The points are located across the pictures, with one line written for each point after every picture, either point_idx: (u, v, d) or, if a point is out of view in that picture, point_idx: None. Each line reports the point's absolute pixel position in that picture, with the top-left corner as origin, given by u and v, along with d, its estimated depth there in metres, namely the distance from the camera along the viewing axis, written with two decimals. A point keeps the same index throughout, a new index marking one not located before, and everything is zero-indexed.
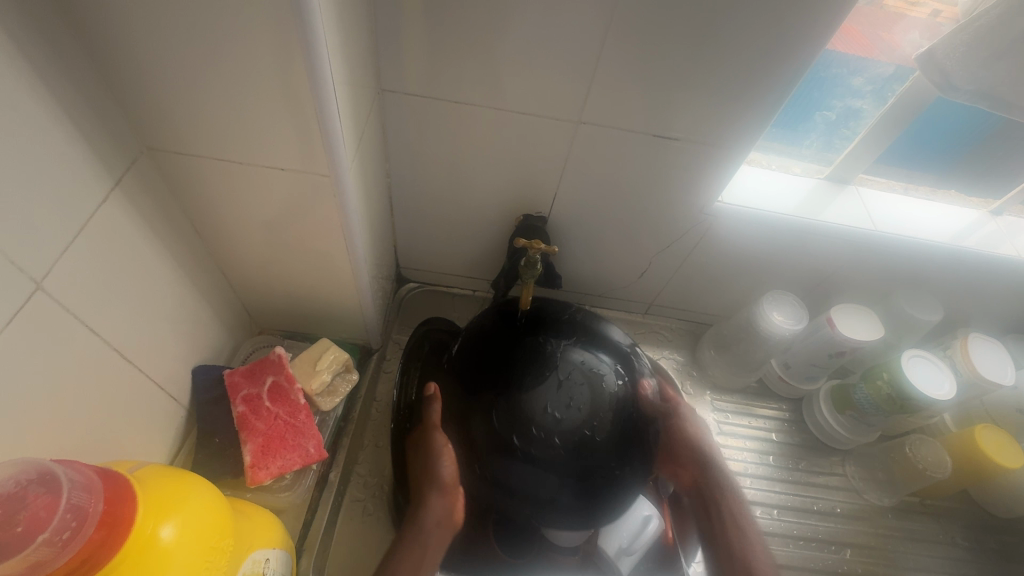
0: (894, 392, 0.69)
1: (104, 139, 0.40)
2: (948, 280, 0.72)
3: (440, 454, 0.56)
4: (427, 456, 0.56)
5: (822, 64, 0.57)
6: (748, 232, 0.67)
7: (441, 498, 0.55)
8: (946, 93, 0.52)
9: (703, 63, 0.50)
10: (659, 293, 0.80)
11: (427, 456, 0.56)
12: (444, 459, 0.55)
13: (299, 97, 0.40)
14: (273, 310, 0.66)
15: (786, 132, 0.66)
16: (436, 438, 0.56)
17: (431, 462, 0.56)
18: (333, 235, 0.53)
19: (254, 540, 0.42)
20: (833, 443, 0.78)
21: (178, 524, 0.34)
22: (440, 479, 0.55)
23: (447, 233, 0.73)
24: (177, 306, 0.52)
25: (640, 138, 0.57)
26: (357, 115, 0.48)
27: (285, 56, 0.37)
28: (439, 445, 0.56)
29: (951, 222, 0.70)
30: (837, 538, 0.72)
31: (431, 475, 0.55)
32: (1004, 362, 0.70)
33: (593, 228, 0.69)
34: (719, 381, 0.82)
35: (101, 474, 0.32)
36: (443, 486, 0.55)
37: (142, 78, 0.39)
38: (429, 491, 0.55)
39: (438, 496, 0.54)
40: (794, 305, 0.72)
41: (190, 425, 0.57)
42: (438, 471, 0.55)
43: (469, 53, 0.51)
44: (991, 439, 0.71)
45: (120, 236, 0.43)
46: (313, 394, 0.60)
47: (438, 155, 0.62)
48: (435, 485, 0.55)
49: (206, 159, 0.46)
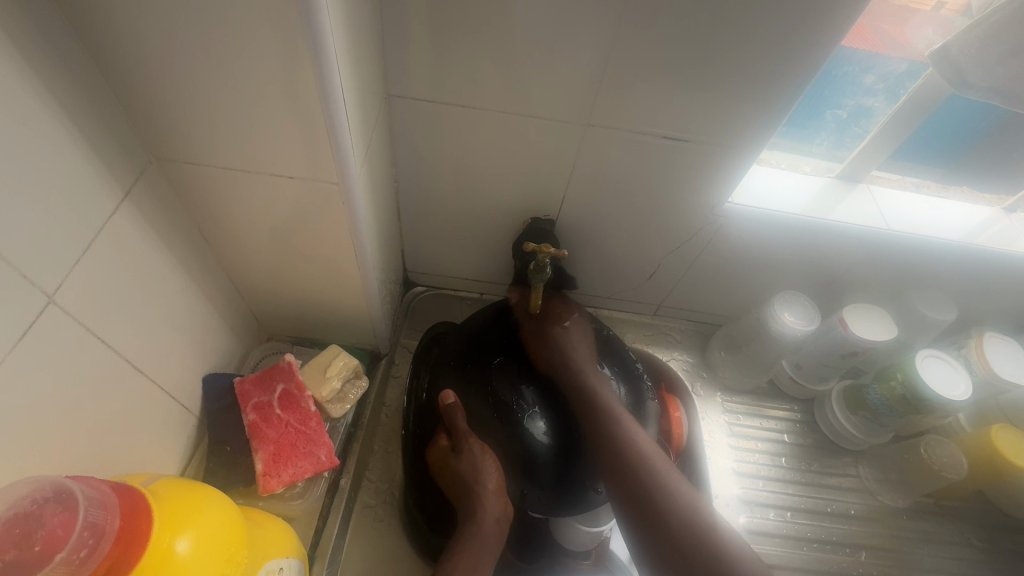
0: (908, 393, 0.68)
1: (113, 150, 0.40)
2: (962, 278, 0.71)
3: (480, 454, 0.55)
4: (470, 463, 0.55)
5: (834, 62, 0.56)
6: (761, 233, 0.67)
7: (493, 498, 0.54)
8: (959, 89, 0.51)
9: (714, 64, 0.50)
10: (667, 294, 0.79)
11: (472, 459, 0.55)
12: (486, 458, 0.55)
13: (308, 105, 0.40)
14: (283, 317, 0.66)
15: (796, 131, 0.65)
16: (472, 445, 0.55)
17: (474, 465, 0.55)
18: (343, 243, 0.53)
19: (268, 549, 0.42)
20: (845, 444, 0.78)
21: (194, 537, 0.33)
22: (487, 481, 0.54)
23: (455, 237, 0.73)
24: (187, 315, 0.52)
25: (649, 140, 0.57)
26: (366, 122, 0.48)
27: (296, 64, 0.37)
28: (477, 450, 0.55)
29: (964, 219, 0.69)
30: (853, 541, 0.72)
31: (480, 478, 0.54)
32: (1021, 361, 0.69)
33: (601, 230, 0.69)
34: (730, 382, 0.81)
35: (116, 490, 0.32)
36: (493, 487, 0.54)
37: (149, 90, 0.39)
38: (479, 494, 0.54)
39: (492, 497, 0.54)
40: (806, 305, 0.71)
41: (201, 433, 0.57)
42: (481, 475, 0.54)
43: (476, 57, 0.51)
44: (1008, 439, 0.70)
45: (130, 246, 0.43)
46: (323, 401, 0.60)
47: (446, 159, 0.62)
48: (484, 488, 0.54)
49: (216, 168, 0.46)
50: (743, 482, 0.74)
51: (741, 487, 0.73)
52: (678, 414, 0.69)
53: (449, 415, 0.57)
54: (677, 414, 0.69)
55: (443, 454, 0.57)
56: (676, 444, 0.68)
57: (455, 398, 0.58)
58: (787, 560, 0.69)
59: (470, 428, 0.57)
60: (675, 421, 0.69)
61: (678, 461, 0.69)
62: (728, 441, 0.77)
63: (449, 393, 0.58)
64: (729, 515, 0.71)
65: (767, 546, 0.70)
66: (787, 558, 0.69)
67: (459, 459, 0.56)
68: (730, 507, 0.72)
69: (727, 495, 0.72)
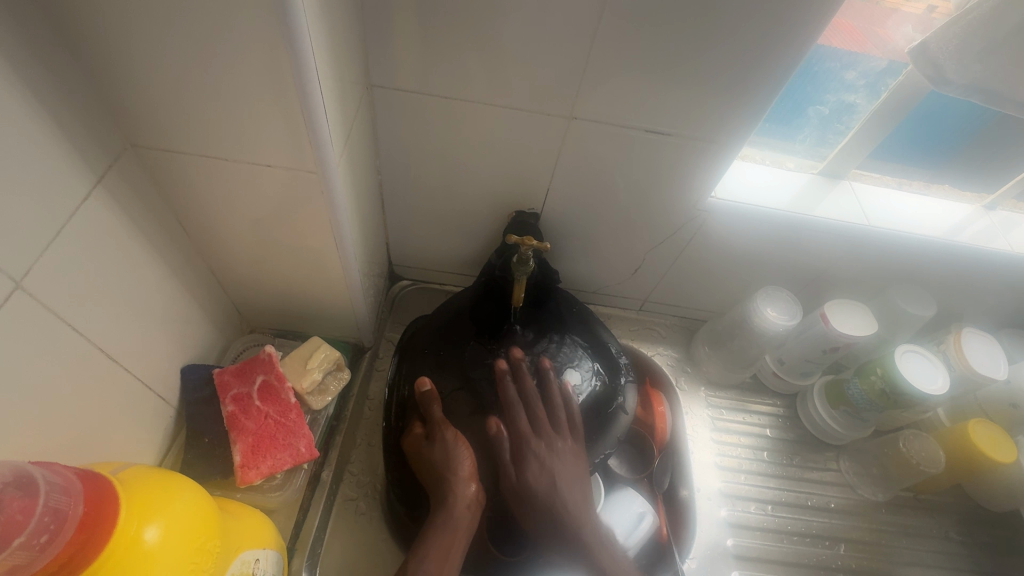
0: (888, 387, 0.69)
1: (85, 136, 0.39)
2: (942, 275, 0.72)
3: (454, 441, 0.55)
4: (443, 451, 0.55)
5: (815, 59, 0.57)
6: (744, 228, 0.67)
7: (465, 484, 0.53)
8: (940, 86, 0.52)
9: (696, 57, 0.50)
10: (653, 289, 0.80)
11: (445, 446, 0.55)
12: (459, 446, 0.55)
13: (283, 92, 0.39)
14: (265, 308, 0.66)
15: (779, 128, 0.65)
16: (446, 433, 0.55)
17: (446, 453, 0.54)
18: (323, 233, 0.53)
19: (242, 540, 0.41)
20: (827, 439, 0.78)
21: (163, 525, 0.33)
22: (459, 468, 0.53)
23: (440, 231, 0.73)
24: (165, 305, 0.52)
25: (631, 133, 0.57)
26: (345, 111, 0.47)
27: (270, 49, 0.37)
28: (451, 438, 0.55)
29: (944, 216, 0.70)
30: (832, 534, 0.72)
31: (451, 465, 0.54)
32: (998, 357, 0.70)
33: (586, 224, 0.69)
34: (714, 377, 0.82)
35: (81, 476, 0.31)
36: (466, 474, 0.53)
37: (121, 74, 0.39)
38: (451, 480, 0.53)
39: (463, 484, 0.53)
40: (789, 300, 0.71)
41: (180, 425, 0.57)
42: (454, 462, 0.54)
43: (457, 48, 0.51)
44: (985, 433, 0.71)
45: (104, 233, 0.43)
46: (304, 393, 0.59)
47: (430, 151, 0.61)
48: (455, 475, 0.53)
49: (193, 156, 0.45)
50: (725, 476, 0.74)
51: (722, 480, 0.74)
52: (664, 411, 0.70)
53: (425, 401, 0.58)
54: (663, 412, 0.70)
55: (416, 440, 0.57)
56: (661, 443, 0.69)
57: (432, 387, 0.60)
58: (768, 553, 0.70)
59: (444, 417, 0.58)
60: (660, 417, 0.70)
61: (662, 456, 0.69)
62: (711, 436, 0.77)
63: (424, 381, 0.60)
64: (710, 509, 0.71)
65: (748, 539, 0.70)
66: (766, 551, 0.70)
67: (433, 447, 0.55)
68: (711, 500, 0.72)
69: (708, 489, 0.73)
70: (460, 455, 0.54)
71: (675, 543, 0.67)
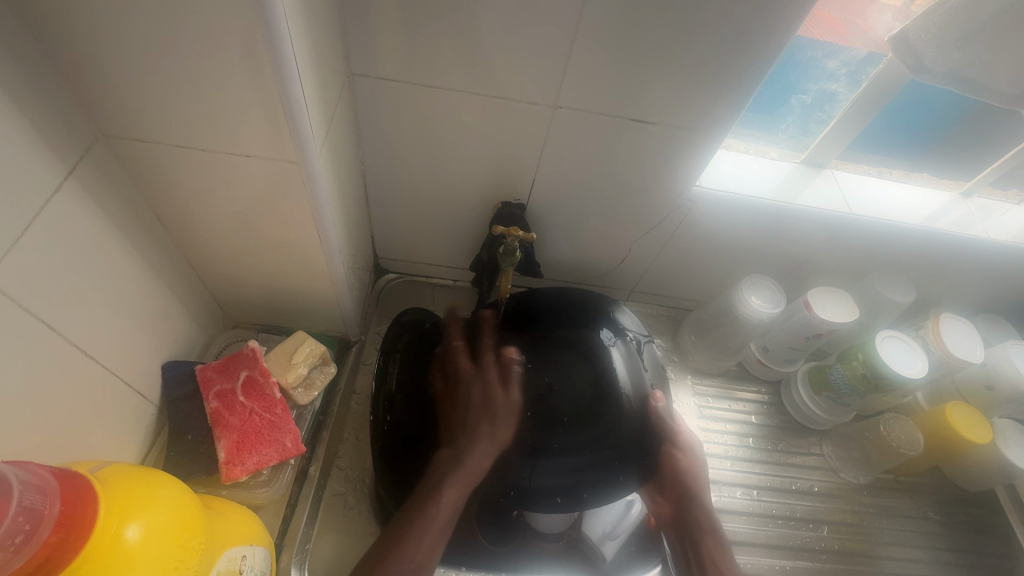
0: (869, 372, 0.70)
1: (55, 126, 0.38)
2: (922, 262, 0.73)
3: (501, 404, 0.60)
4: (482, 407, 0.60)
5: (796, 49, 0.57)
6: (728, 217, 0.67)
7: (484, 445, 0.58)
8: (919, 75, 0.51)
9: (680, 46, 0.49)
10: (640, 279, 0.80)
11: (486, 405, 0.60)
12: (499, 410, 0.60)
13: (261, 79, 0.38)
14: (247, 303, 0.65)
15: (761, 118, 0.66)
16: (496, 394, 0.60)
17: (487, 409, 0.60)
18: (306, 226, 0.52)
19: (229, 537, 0.41)
20: (810, 424, 0.80)
21: (145, 523, 0.33)
22: (492, 428, 0.59)
23: (425, 222, 0.72)
24: (143, 301, 0.51)
25: (616, 122, 0.57)
26: (326, 101, 0.46)
27: (244, 33, 0.35)
28: (500, 398, 0.60)
29: (924, 204, 0.71)
30: (816, 517, 0.74)
31: (487, 421, 0.59)
32: (974, 340, 0.72)
33: (572, 215, 0.69)
34: (700, 366, 0.83)
35: (58, 474, 0.31)
36: (489, 439, 0.58)
37: (89, 62, 0.37)
38: (479, 435, 0.58)
39: (485, 444, 0.58)
40: (773, 288, 0.72)
41: (162, 422, 0.56)
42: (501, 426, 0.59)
43: (439, 35, 0.50)
44: (962, 416, 0.72)
45: (78, 226, 0.41)
46: (289, 388, 0.59)
47: (414, 143, 0.61)
48: (485, 432, 0.58)
49: (171, 147, 0.44)
50: (711, 462, 0.75)
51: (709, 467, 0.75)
52: (682, 459, 0.63)
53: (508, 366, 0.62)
54: (677, 454, 0.63)
55: (483, 385, 0.61)
56: (687, 503, 0.63)
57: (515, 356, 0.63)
58: (753, 538, 0.71)
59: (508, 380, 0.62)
60: (673, 461, 0.63)
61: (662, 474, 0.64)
62: (698, 423, 0.78)
63: (512, 351, 0.63)
64: None
65: (734, 524, 0.71)
66: (752, 534, 0.71)
67: (480, 400, 0.61)
68: None
69: None
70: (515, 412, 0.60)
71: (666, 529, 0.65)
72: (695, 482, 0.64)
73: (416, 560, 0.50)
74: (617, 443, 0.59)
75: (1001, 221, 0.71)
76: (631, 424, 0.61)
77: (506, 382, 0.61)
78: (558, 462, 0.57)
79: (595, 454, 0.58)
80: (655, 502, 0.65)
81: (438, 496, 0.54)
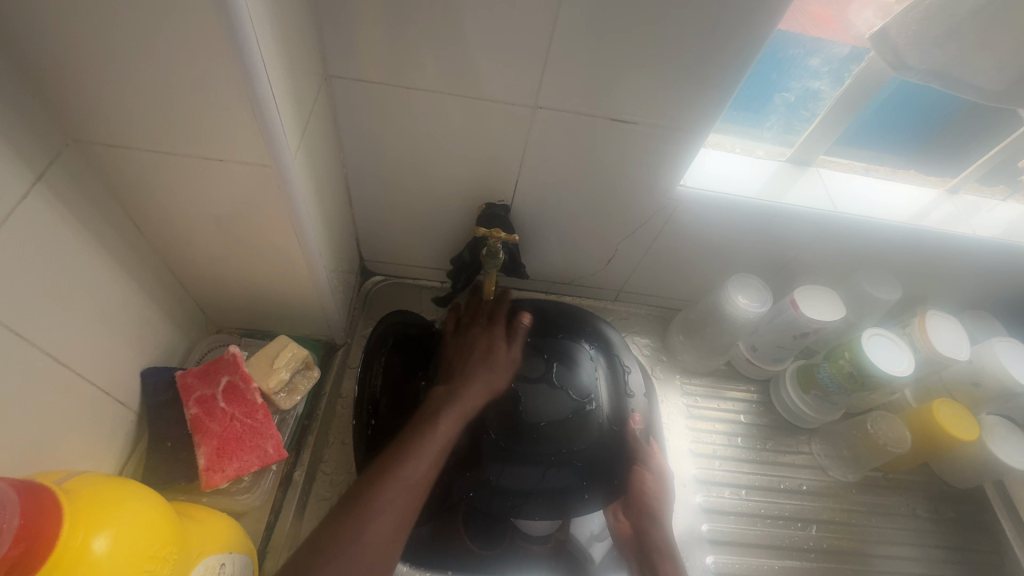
0: (855, 370, 0.70)
1: (21, 132, 0.37)
2: (907, 259, 0.73)
3: (502, 361, 0.58)
4: (483, 354, 0.57)
5: (778, 46, 0.57)
6: (713, 217, 0.67)
7: (478, 392, 0.54)
8: (900, 72, 0.50)
9: (658, 45, 0.49)
10: (627, 279, 0.80)
11: (487, 352, 0.58)
12: (500, 364, 0.57)
13: (228, 82, 0.38)
14: (229, 307, 0.64)
15: (745, 116, 0.66)
16: (500, 346, 0.58)
17: (486, 356, 0.57)
18: (284, 230, 0.51)
19: (205, 545, 0.41)
20: (800, 423, 0.80)
21: (112, 534, 0.32)
22: (492, 376, 0.56)
23: (409, 225, 0.72)
24: (119, 307, 0.50)
25: (596, 122, 0.56)
26: (300, 103, 0.46)
27: (208, 35, 0.35)
28: (503, 351, 0.58)
29: (911, 201, 0.70)
30: (804, 515, 0.74)
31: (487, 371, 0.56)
32: (959, 338, 0.72)
33: (556, 215, 0.69)
34: (689, 366, 0.82)
35: (20, 487, 0.30)
36: (483, 390, 0.55)
37: (54, 67, 0.37)
38: (480, 375, 0.55)
39: (478, 393, 0.54)
40: (758, 287, 0.72)
41: (142, 429, 0.55)
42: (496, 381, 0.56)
43: (415, 36, 0.49)
44: (949, 413, 0.72)
45: (49, 233, 0.41)
46: (271, 393, 0.58)
47: (395, 144, 0.60)
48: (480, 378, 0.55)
49: (143, 152, 0.43)
50: (700, 462, 0.75)
51: (698, 467, 0.75)
52: (649, 481, 0.63)
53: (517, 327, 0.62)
54: (646, 476, 0.63)
55: (489, 337, 0.59)
56: (648, 527, 0.63)
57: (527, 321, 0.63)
58: (741, 537, 0.71)
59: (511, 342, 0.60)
60: (642, 481, 0.63)
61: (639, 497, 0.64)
62: (687, 423, 0.78)
63: (525, 315, 0.63)
64: (685, 495, 0.72)
65: (721, 523, 0.71)
66: (740, 534, 0.71)
67: (480, 346, 0.58)
68: (686, 487, 0.73)
69: (684, 476, 0.74)
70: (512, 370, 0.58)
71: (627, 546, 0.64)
72: (660, 506, 0.63)
73: (413, 482, 0.45)
74: (587, 456, 0.59)
75: (986, 217, 0.71)
76: (606, 440, 0.61)
77: (508, 341, 0.60)
78: (520, 467, 0.57)
79: (561, 463, 0.58)
80: (616, 518, 0.65)
81: (436, 425, 0.50)
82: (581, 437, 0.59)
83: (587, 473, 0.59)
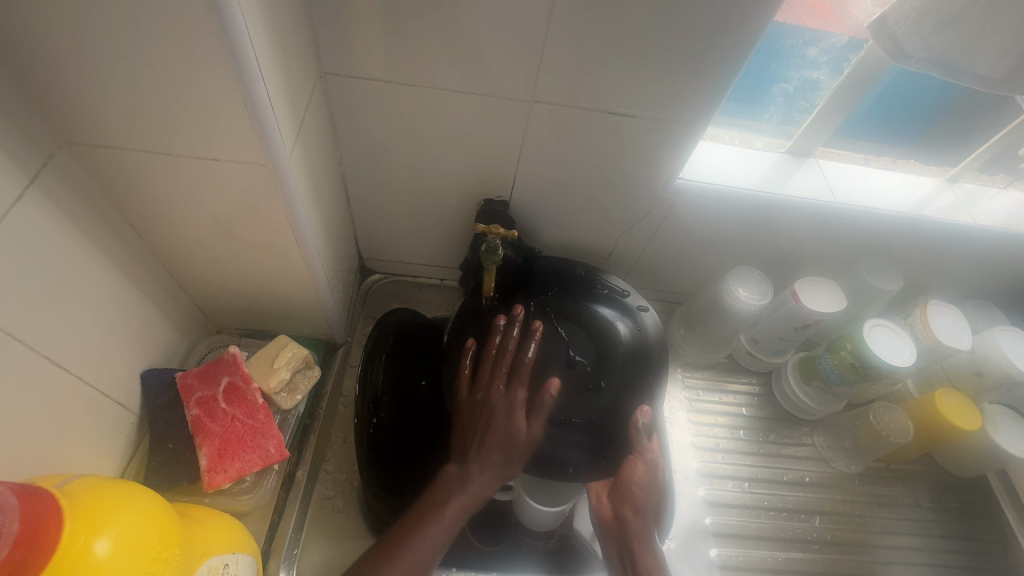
0: (857, 361, 0.69)
1: (14, 135, 0.37)
2: (908, 249, 0.73)
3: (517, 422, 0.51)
4: (502, 418, 0.51)
5: (775, 35, 0.57)
6: (712, 210, 0.67)
7: (491, 463, 0.50)
8: (899, 61, 0.49)
9: (654, 38, 0.49)
10: (627, 273, 0.80)
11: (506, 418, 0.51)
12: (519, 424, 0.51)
13: (219, 80, 0.37)
14: (229, 308, 0.64)
15: (743, 106, 0.66)
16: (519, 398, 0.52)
17: (506, 420, 0.51)
18: (282, 230, 0.51)
19: (209, 546, 0.41)
20: (801, 414, 0.80)
21: (114, 537, 0.32)
22: (508, 440, 0.50)
23: (407, 222, 0.72)
24: (117, 310, 0.50)
25: (594, 116, 0.56)
26: (295, 101, 0.46)
27: (198, 32, 0.34)
28: (519, 403, 0.52)
29: (911, 191, 0.70)
30: (807, 507, 0.74)
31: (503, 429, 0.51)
32: (961, 328, 0.72)
33: (554, 211, 0.69)
34: (690, 359, 0.82)
35: (22, 490, 0.30)
36: (495, 464, 0.50)
37: (44, 68, 0.36)
38: (494, 447, 0.50)
39: (491, 467, 0.50)
40: (759, 279, 0.72)
41: (143, 431, 0.55)
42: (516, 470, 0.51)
43: (408, 32, 0.49)
44: (950, 402, 0.72)
45: (45, 237, 0.41)
46: (271, 393, 0.58)
47: (391, 142, 0.60)
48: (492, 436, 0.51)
49: (138, 153, 0.43)
50: (702, 455, 0.75)
51: (700, 460, 0.75)
52: (640, 471, 0.57)
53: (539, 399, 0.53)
54: (638, 467, 0.57)
55: (508, 401, 0.52)
56: (628, 516, 0.55)
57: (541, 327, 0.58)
58: (744, 529, 0.71)
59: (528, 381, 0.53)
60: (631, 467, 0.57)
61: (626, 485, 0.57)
62: (688, 417, 0.78)
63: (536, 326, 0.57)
64: (688, 489, 0.72)
65: (724, 516, 0.71)
66: (744, 527, 0.71)
67: (499, 404, 0.52)
68: (689, 480, 0.73)
69: (686, 469, 0.74)
70: (531, 448, 0.52)
71: (610, 533, 0.56)
72: (645, 499, 0.56)
73: None
74: (591, 421, 0.58)
75: (988, 205, 0.70)
76: (609, 399, 0.59)
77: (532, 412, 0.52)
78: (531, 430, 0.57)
79: (568, 431, 0.58)
80: (598, 499, 0.59)
81: (438, 514, 0.48)
82: (587, 402, 0.59)
83: (600, 434, 0.58)
